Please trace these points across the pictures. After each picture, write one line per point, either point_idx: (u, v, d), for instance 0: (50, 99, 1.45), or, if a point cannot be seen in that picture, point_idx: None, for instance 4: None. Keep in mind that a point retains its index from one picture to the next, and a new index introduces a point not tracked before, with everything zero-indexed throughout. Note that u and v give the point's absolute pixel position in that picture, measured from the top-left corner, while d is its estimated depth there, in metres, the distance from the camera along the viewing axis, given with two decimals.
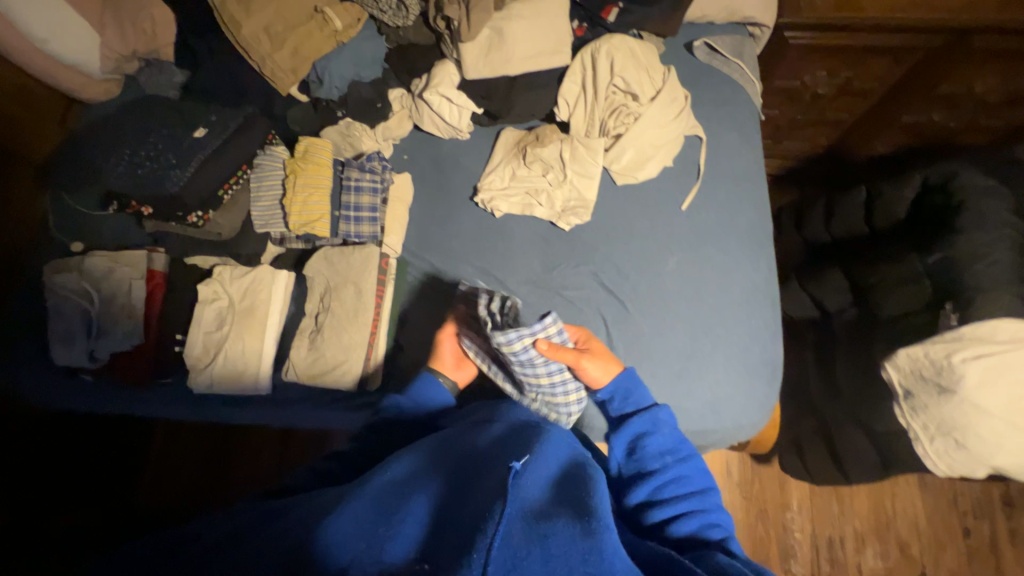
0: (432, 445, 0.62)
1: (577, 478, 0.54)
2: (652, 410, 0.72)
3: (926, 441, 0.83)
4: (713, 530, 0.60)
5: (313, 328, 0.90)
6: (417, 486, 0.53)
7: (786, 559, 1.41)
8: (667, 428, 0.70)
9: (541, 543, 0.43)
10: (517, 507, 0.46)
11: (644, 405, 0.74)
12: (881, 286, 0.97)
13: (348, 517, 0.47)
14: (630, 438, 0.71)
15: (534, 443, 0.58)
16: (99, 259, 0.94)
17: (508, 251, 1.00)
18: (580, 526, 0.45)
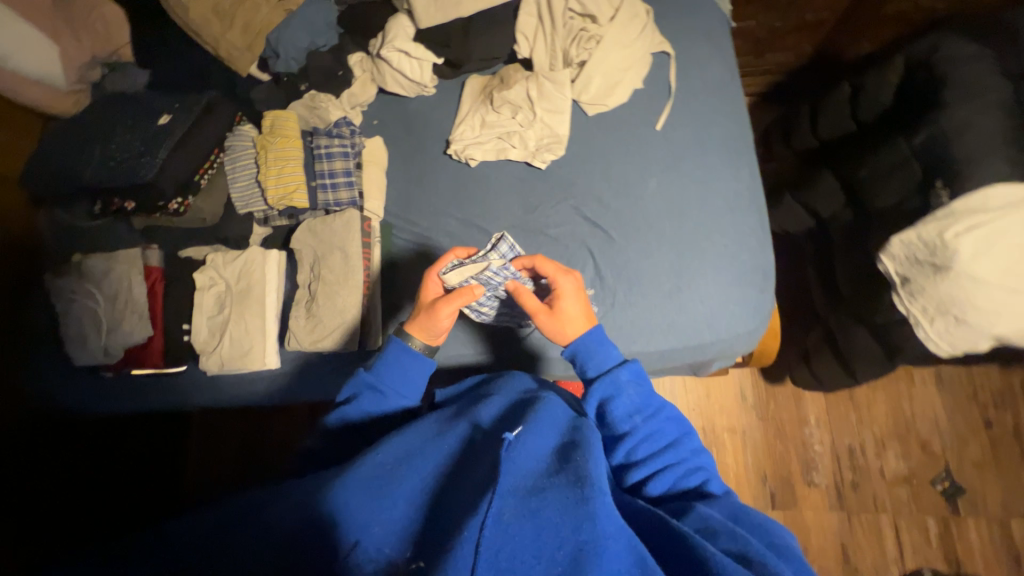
0: (433, 417, 0.61)
1: (574, 444, 0.54)
2: (612, 372, 0.67)
3: (927, 324, 0.82)
4: (690, 480, 0.62)
5: (307, 297, 0.91)
6: (417, 462, 0.53)
7: (808, 471, 1.44)
8: (632, 384, 0.66)
9: (533, 518, 0.45)
10: (508, 484, 0.47)
11: (606, 367, 0.68)
12: (874, 179, 0.95)
13: (348, 502, 0.48)
14: (595, 405, 0.67)
15: (530, 411, 0.57)
16: (96, 260, 0.97)
17: (488, 198, 1.00)
18: (573, 494, 0.46)
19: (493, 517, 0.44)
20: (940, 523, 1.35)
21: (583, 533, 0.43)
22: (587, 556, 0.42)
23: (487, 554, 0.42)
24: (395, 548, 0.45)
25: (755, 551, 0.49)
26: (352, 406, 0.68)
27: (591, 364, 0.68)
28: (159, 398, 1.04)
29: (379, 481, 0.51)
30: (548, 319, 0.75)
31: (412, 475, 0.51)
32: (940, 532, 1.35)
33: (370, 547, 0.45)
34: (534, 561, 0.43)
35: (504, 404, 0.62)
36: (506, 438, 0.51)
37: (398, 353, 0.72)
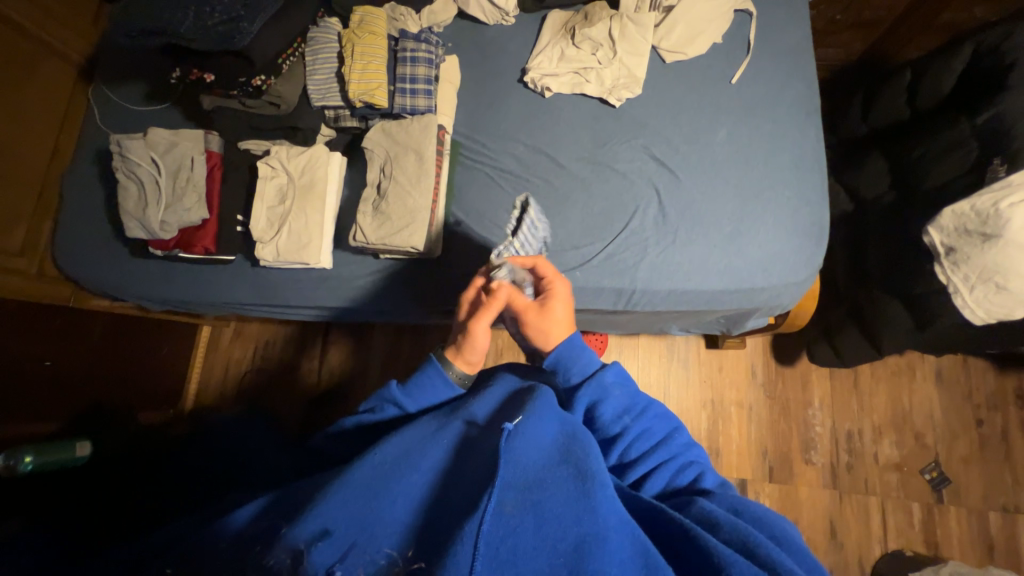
0: (431, 414, 0.63)
1: (571, 440, 0.57)
2: (598, 375, 0.65)
3: (966, 291, 0.87)
4: (686, 476, 0.61)
5: (377, 196, 0.94)
6: (417, 457, 0.55)
7: (807, 450, 1.48)
8: (619, 388, 0.65)
9: (532, 511, 0.48)
10: (507, 478, 0.50)
11: (590, 371, 0.67)
12: (925, 160, 0.99)
13: (339, 510, 0.49)
14: (583, 411, 0.66)
15: (528, 403, 0.60)
16: (159, 134, 0.96)
17: (557, 128, 1.02)
18: (573, 488, 0.50)
19: (493, 511, 0.47)
20: (924, 510, 1.41)
21: (584, 524, 0.47)
22: (587, 547, 0.45)
23: (489, 546, 0.44)
24: (395, 547, 0.47)
25: (757, 542, 0.48)
26: (375, 419, 0.68)
27: (574, 370, 0.67)
28: (209, 287, 1.06)
29: (380, 477, 0.52)
30: (539, 317, 0.69)
31: (411, 472, 0.53)
32: (923, 519, 1.40)
33: (369, 547, 0.47)
34: (539, 552, 0.45)
35: (497, 400, 0.65)
36: (506, 431, 0.54)
37: (434, 380, 0.69)
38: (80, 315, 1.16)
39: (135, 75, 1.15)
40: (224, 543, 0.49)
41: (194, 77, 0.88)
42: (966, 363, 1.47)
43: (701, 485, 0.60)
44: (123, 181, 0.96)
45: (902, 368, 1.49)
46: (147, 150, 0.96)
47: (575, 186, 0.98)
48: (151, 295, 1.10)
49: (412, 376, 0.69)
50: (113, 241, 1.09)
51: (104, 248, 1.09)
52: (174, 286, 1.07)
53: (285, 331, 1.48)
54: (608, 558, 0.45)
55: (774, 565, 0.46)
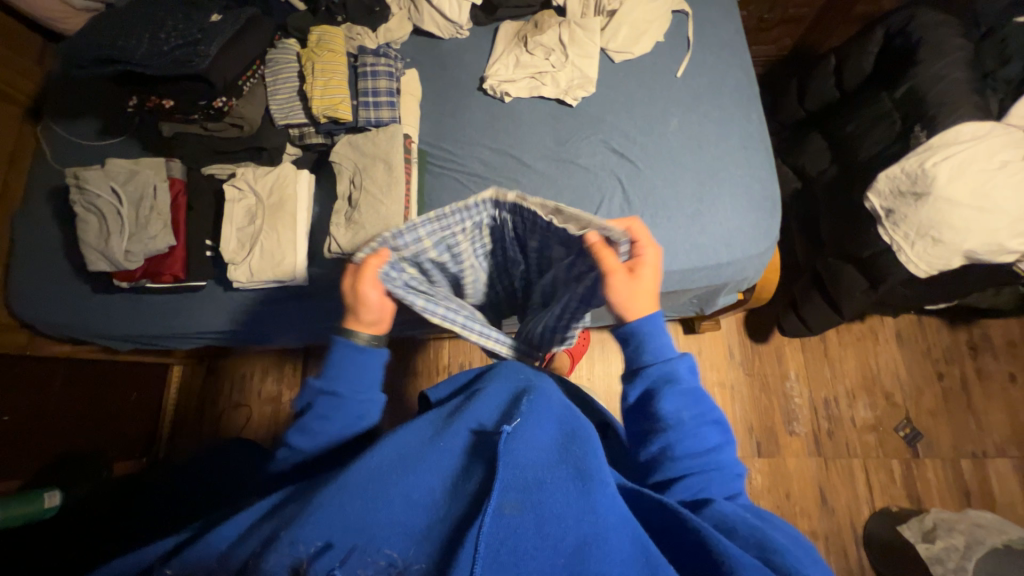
0: (427, 419, 0.60)
1: (571, 440, 0.56)
2: (671, 361, 0.61)
3: (909, 248, 0.94)
4: (724, 484, 0.58)
5: (349, 207, 0.95)
6: (414, 461, 0.52)
7: (790, 421, 1.53)
8: (688, 382, 0.61)
9: (533, 510, 0.46)
10: (508, 476, 0.47)
11: (666, 353, 0.62)
12: (858, 133, 1.09)
13: (334, 515, 0.47)
14: (641, 391, 0.62)
15: (526, 403, 0.58)
16: (120, 164, 0.95)
17: (520, 130, 1.06)
18: (574, 489, 0.49)
19: (494, 513, 0.45)
20: (902, 465, 1.48)
21: (585, 524, 0.46)
22: (589, 548, 0.45)
23: (490, 549, 0.43)
24: (398, 548, 0.46)
25: (776, 553, 0.48)
26: (313, 417, 0.64)
27: (649, 348, 0.62)
28: (179, 317, 1.03)
29: (375, 480, 0.50)
30: (628, 281, 0.62)
31: (409, 475, 0.50)
32: (903, 474, 1.47)
33: (371, 548, 0.45)
34: (540, 553, 0.44)
35: (498, 403, 0.61)
36: (504, 431, 0.51)
37: (344, 356, 0.66)
38: (40, 361, 1.09)
39: (87, 110, 1.13)
40: (215, 554, 0.47)
41: (151, 103, 0.90)
42: (920, 322, 1.57)
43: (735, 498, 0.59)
44: (82, 213, 0.93)
45: (865, 333, 1.58)
46: (105, 181, 0.94)
47: (543, 183, 1.02)
48: (117, 333, 1.06)
49: (327, 358, 0.66)
50: (72, 279, 1.05)
51: (63, 288, 1.04)
52: (142, 320, 1.03)
53: (264, 360, 1.42)
54: (608, 558, 0.46)
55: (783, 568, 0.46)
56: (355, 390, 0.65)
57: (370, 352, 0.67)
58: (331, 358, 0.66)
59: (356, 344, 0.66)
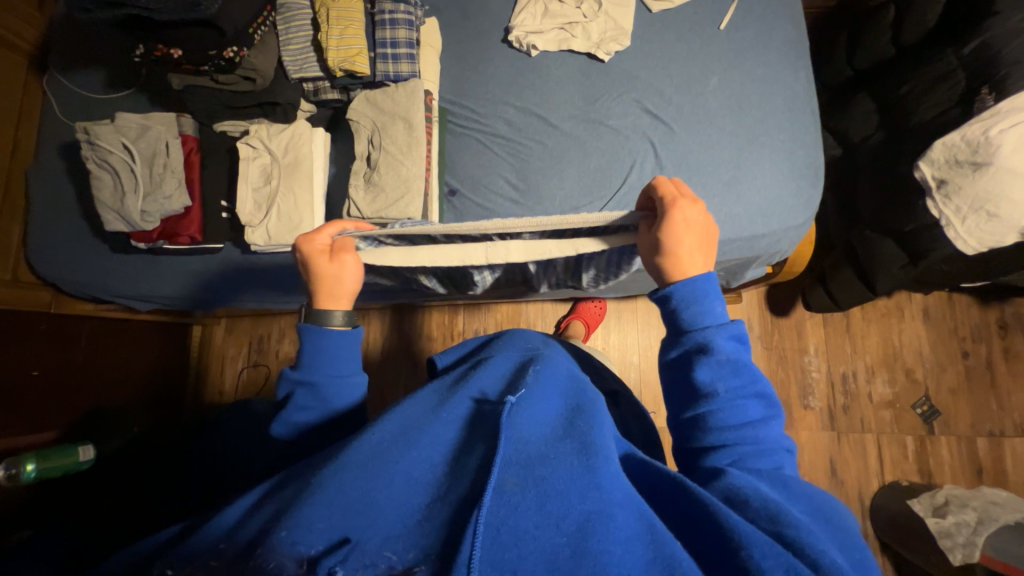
0: (432, 389, 0.61)
1: (574, 414, 0.55)
2: (708, 330, 0.55)
3: (959, 222, 0.89)
4: (765, 463, 0.50)
5: (368, 168, 0.92)
6: (416, 436, 0.50)
7: (806, 396, 1.51)
8: (727, 355, 0.53)
9: (536, 486, 0.44)
10: (509, 452, 0.46)
11: (702, 322, 0.55)
12: (913, 96, 1.01)
13: (331, 499, 0.44)
14: (679, 358, 0.56)
15: (532, 375, 0.59)
16: (130, 118, 0.92)
17: (546, 86, 0.99)
18: (578, 462, 0.46)
19: (495, 487, 0.43)
20: (917, 442, 1.47)
21: (589, 501, 0.43)
22: (595, 524, 0.41)
23: (491, 527, 0.40)
24: (396, 552, 0.41)
25: (793, 529, 0.41)
26: (292, 408, 0.62)
27: (688, 308, 0.56)
28: (198, 279, 1.02)
29: (375, 456, 0.48)
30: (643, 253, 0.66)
31: (410, 450, 0.49)
32: (916, 450, 1.46)
33: (371, 545, 0.41)
34: (541, 531, 0.41)
35: (502, 373, 0.62)
36: (508, 404, 0.52)
37: (323, 341, 0.63)
38: (66, 320, 1.10)
39: (93, 60, 1.08)
40: (232, 533, 0.46)
41: (160, 54, 0.84)
42: (950, 299, 1.52)
43: (780, 481, 0.48)
44: (96, 171, 0.91)
45: (891, 309, 1.53)
46: (113, 136, 0.90)
47: (570, 147, 0.96)
48: (139, 296, 1.06)
49: (300, 347, 0.63)
50: (86, 237, 1.03)
51: (83, 247, 1.03)
52: (161, 281, 1.03)
53: (280, 323, 1.43)
54: (614, 536, 0.41)
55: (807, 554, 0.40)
56: (331, 378, 0.63)
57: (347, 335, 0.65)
58: (305, 348, 0.63)
59: (331, 328, 0.64)
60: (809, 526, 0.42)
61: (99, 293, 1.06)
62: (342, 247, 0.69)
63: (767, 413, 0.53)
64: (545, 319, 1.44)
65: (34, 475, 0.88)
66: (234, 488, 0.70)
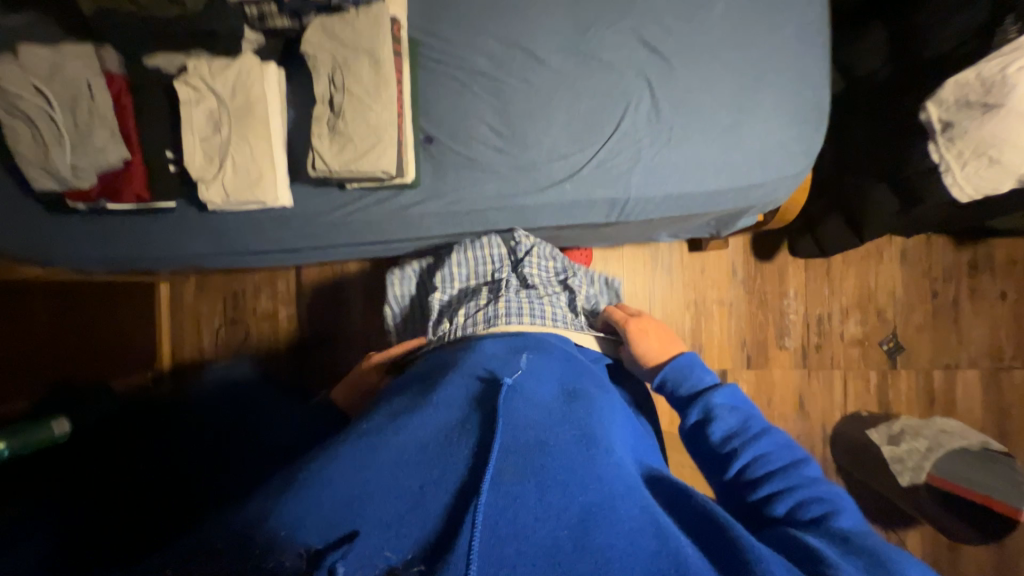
0: (423, 378, 0.60)
1: (571, 398, 0.55)
2: (707, 394, 0.63)
3: (958, 169, 0.86)
4: (817, 507, 0.51)
5: (331, 114, 0.80)
6: (406, 421, 0.49)
7: (782, 336, 1.55)
8: (728, 408, 0.61)
9: (535, 476, 0.43)
10: (507, 441, 0.46)
11: (700, 390, 0.65)
12: (929, 24, 0.92)
13: (319, 495, 0.42)
14: (694, 426, 0.63)
15: (526, 360, 0.58)
16: (36, 52, 0.77)
17: (532, 12, 0.86)
18: (579, 452, 0.46)
19: (493, 478, 0.43)
20: (880, 376, 1.55)
21: (590, 492, 0.43)
22: (596, 516, 0.41)
23: (489, 519, 0.40)
24: (397, 551, 0.41)
25: None
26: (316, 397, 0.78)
27: (684, 388, 0.66)
28: (151, 242, 0.93)
29: (366, 445, 0.47)
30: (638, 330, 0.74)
31: (400, 435, 0.48)
32: (878, 384, 1.55)
33: (371, 544, 0.40)
34: (542, 523, 0.41)
35: (495, 352, 0.61)
36: (504, 389, 0.51)
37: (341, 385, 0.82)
38: (12, 285, 1.00)
39: None
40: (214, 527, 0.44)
41: None
42: (928, 241, 1.54)
43: (833, 524, 0.49)
44: (7, 119, 0.77)
45: (871, 252, 1.54)
46: (21, 76, 0.76)
47: (559, 86, 0.86)
48: (88, 261, 0.97)
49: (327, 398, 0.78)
50: (11, 194, 0.91)
51: (12, 207, 0.91)
52: (110, 245, 0.93)
53: (252, 280, 1.35)
54: (616, 527, 0.41)
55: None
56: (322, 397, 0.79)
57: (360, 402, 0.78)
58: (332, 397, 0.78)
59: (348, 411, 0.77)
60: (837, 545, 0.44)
61: (38, 257, 0.95)
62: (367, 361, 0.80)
63: (791, 453, 0.58)
64: None
65: (7, 453, 0.85)
66: None
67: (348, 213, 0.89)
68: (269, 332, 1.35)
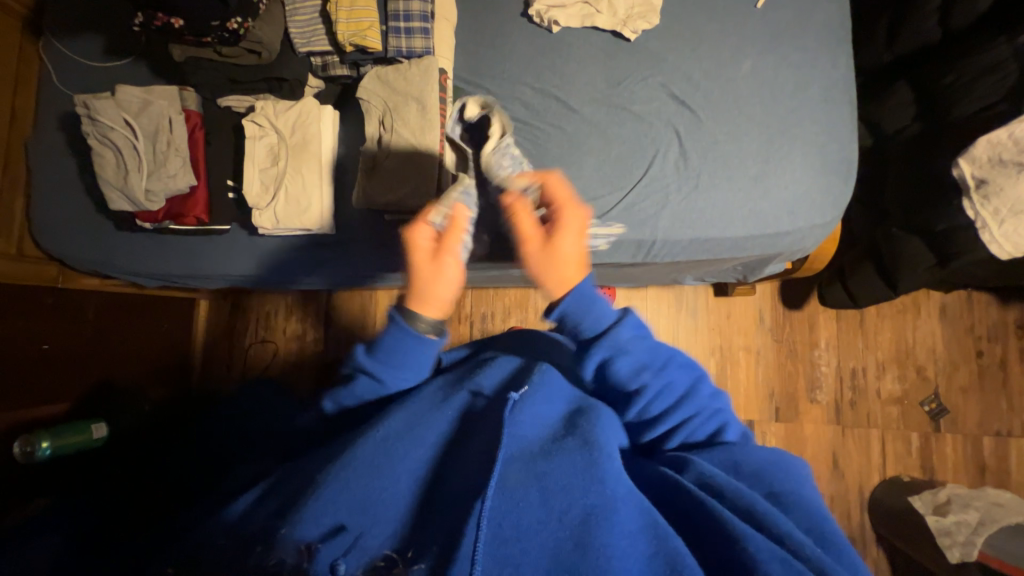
0: (437, 383, 0.63)
1: (576, 413, 0.57)
2: (612, 333, 0.59)
3: (995, 226, 0.85)
4: (710, 424, 0.59)
5: (378, 151, 0.88)
6: (420, 429, 0.55)
7: (813, 389, 1.48)
8: (636, 346, 0.59)
9: (538, 483, 0.48)
10: (512, 450, 0.51)
11: (602, 328, 0.59)
12: (960, 85, 0.94)
13: (331, 497, 0.50)
14: (597, 367, 0.60)
15: (537, 374, 0.60)
16: (131, 91, 0.88)
17: (567, 65, 0.93)
18: (582, 457, 0.50)
19: (498, 484, 0.48)
20: (922, 438, 1.46)
21: (591, 495, 0.47)
22: (597, 519, 0.45)
23: (492, 522, 0.45)
24: (392, 547, 0.47)
25: (794, 539, 0.45)
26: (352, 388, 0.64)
27: (586, 325, 0.59)
28: (200, 263, 1.00)
29: (377, 455, 0.53)
30: (544, 250, 0.61)
31: (415, 448, 0.54)
32: (920, 447, 1.45)
33: (368, 542, 0.48)
34: (544, 526, 0.46)
35: (506, 372, 0.64)
36: (510, 400, 0.54)
37: (398, 338, 0.60)
38: (75, 293, 1.08)
39: (91, 25, 1.02)
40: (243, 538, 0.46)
41: (159, 23, 0.80)
42: (969, 297, 1.48)
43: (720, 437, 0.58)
44: (97, 148, 0.88)
45: (907, 305, 1.49)
46: (116, 111, 0.87)
47: (591, 133, 0.91)
48: (143, 277, 1.05)
49: (381, 340, 0.61)
50: (90, 213, 1.01)
51: (89, 224, 1.01)
52: (162, 262, 1.01)
53: (288, 300, 1.41)
54: (616, 530, 0.45)
55: (778, 536, 0.46)
56: (404, 380, 0.63)
57: (431, 343, 0.61)
58: (386, 342, 0.61)
59: (416, 333, 0.60)
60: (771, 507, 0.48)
61: (104, 270, 1.04)
62: (442, 248, 0.61)
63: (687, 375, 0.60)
64: None
65: (48, 453, 0.91)
66: (241, 473, 0.71)
67: (385, 242, 0.94)
68: (298, 353, 1.40)
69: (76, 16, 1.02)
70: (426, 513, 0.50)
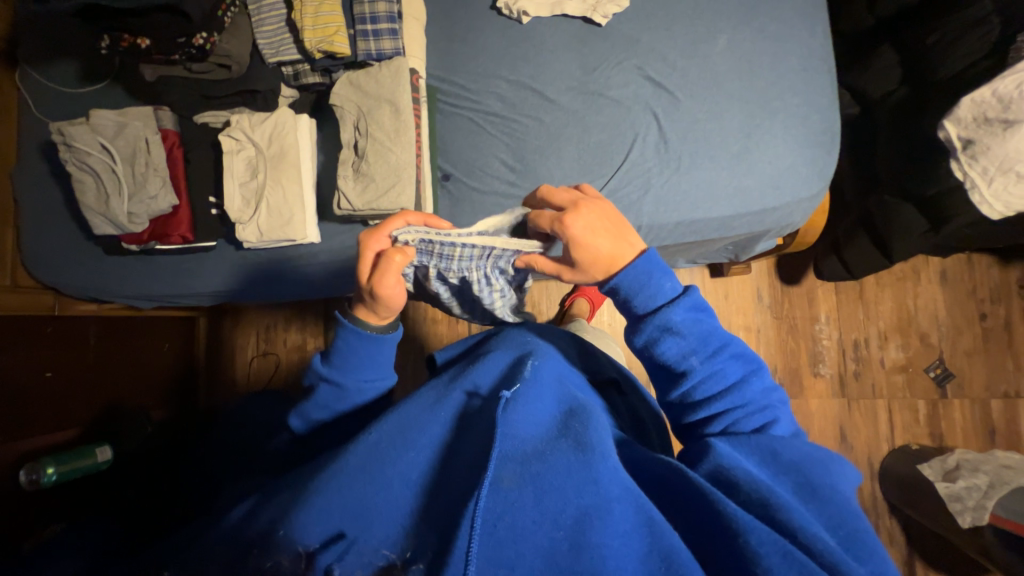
0: (430, 386, 0.61)
1: (570, 414, 0.56)
2: (663, 311, 0.57)
3: (985, 186, 0.83)
4: (757, 421, 0.56)
5: (356, 157, 0.88)
6: (412, 436, 0.54)
7: (816, 363, 1.47)
8: (686, 329, 0.57)
9: (532, 483, 0.48)
10: (505, 449, 0.50)
11: (656, 305, 0.58)
12: (941, 46, 0.92)
13: (327, 507, 0.50)
14: (643, 346, 0.60)
15: (529, 369, 0.59)
16: (106, 114, 0.88)
17: (541, 55, 0.92)
18: (575, 458, 0.49)
19: (493, 485, 0.47)
20: (929, 405, 1.44)
21: (586, 496, 0.47)
22: (591, 520, 0.45)
23: (487, 524, 0.45)
24: (392, 548, 0.48)
25: (804, 534, 0.44)
26: (315, 402, 0.67)
27: (639, 300, 0.58)
28: (190, 281, 1.00)
29: (369, 459, 0.52)
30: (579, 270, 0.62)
31: (405, 453, 0.53)
32: (928, 414, 1.44)
33: (370, 548, 0.48)
34: (539, 526, 0.46)
35: (499, 369, 0.62)
36: (502, 399, 0.53)
37: (352, 344, 0.64)
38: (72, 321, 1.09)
39: (64, 51, 1.02)
40: None
41: (126, 44, 0.81)
42: (969, 261, 1.46)
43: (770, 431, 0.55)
44: (77, 173, 0.88)
45: (907, 273, 1.47)
46: (92, 136, 0.87)
47: (569, 122, 0.90)
48: (134, 299, 1.05)
49: (333, 346, 0.65)
50: (78, 239, 1.02)
51: (79, 250, 1.02)
52: (152, 283, 1.01)
53: (285, 312, 1.42)
54: (612, 529, 0.45)
55: (790, 530, 0.45)
56: (363, 384, 0.66)
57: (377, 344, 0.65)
58: (338, 347, 0.65)
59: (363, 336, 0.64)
60: (793, 501, 0.47)
61: (96, 294, 1.05)
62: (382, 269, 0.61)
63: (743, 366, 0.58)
64: (550, 299, 1.40)
65: (54, 479, 0.93)
66: (242, 487, 0.71)
67: None
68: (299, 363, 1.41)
69: (49, 44, 1.02)
70: (420, 514, 0.50)
